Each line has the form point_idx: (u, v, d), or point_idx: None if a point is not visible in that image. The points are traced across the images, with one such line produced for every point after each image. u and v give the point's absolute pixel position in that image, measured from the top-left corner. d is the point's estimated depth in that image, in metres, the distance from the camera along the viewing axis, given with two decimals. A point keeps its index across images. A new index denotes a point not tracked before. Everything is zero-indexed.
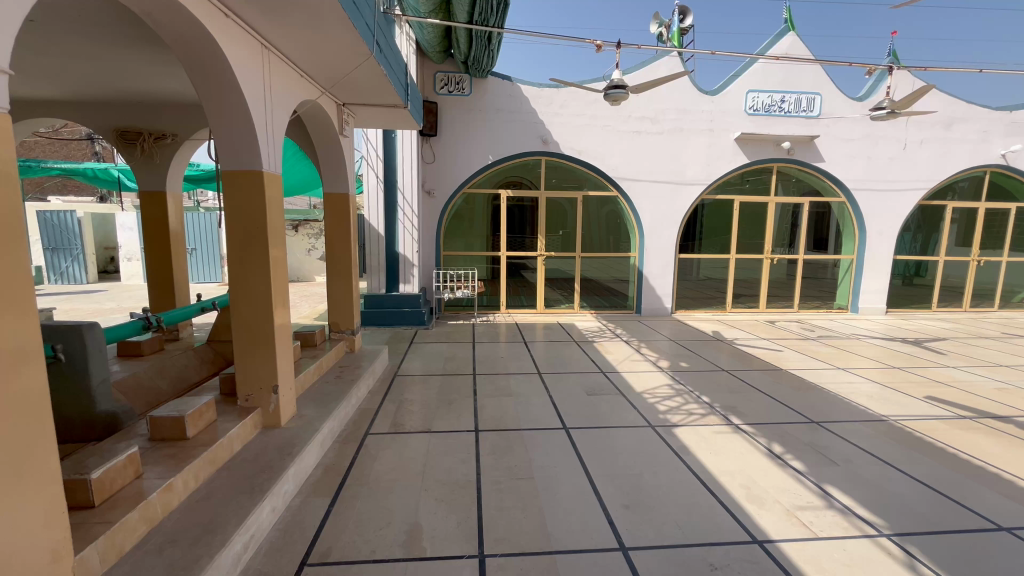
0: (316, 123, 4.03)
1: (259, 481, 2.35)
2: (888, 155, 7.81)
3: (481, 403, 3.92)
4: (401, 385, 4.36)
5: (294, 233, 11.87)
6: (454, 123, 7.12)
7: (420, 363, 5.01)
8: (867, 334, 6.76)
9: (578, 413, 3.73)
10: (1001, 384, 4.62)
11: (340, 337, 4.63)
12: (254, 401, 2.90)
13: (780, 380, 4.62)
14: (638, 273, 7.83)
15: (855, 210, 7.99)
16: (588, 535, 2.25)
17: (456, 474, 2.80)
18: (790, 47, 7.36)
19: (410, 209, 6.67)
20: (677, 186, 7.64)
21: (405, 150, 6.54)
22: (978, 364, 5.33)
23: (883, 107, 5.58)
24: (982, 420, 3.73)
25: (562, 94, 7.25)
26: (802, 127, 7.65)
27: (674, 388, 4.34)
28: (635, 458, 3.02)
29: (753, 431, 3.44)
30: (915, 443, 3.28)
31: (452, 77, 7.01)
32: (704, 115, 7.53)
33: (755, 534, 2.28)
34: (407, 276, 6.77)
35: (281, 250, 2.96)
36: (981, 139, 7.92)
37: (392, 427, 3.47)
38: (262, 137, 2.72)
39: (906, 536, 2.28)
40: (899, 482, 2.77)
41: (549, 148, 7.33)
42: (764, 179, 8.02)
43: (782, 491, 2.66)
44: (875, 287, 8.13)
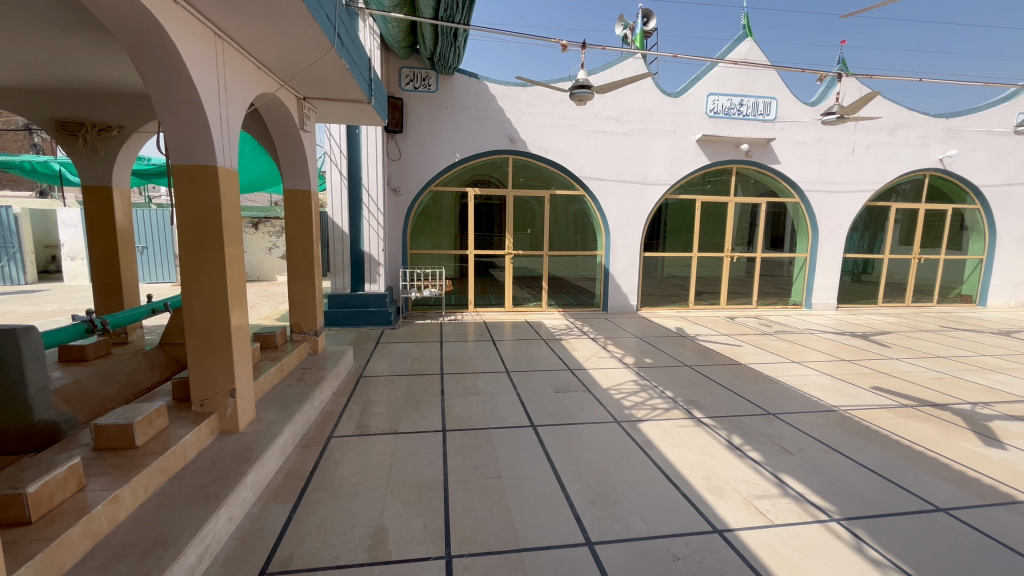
0: (275, 117, 3.90)
1: (215, 489, 2.26)
2: (838, 157, 8.21)
3: (448, 403, 3.89)
4: (367, 386, 4.28)
5: (253, 230, 11.45)
6: (420, 120, 7.03)
7: (387, 364, 4.94)
8: (819, 328, 7.09)
9: (545, 410, 3.75)
10: (940, 374, 4.93)
11: (302, 338, 4.49)
12: (210, 405, 2.78)
13: (739, 374, 4.80)
14: (604, 271, 7.95)
15: (808, 210, 8.35)
16: (555, 532, 2.27)
17: (423, 474, 2.78)
18: (748, 52, 7.63)
19: (375, 206, 6.54)
20: (641, 186, 7.80)
21: (370, 146, 6.41)
22: (919, 356, 5.67)
23: (833, 112, 5.86)
24: (923, 408, 3.97)
25: (528, 93, 7.26)
26: (760, 130, 7.94)
27: (638, 384, 4.43)
28: (601, 453, 3.07)
29: (714, 424, 3.56)
30: (864, 432, 3.46)
31: (418, 73, 6.92)
32: (668, 117, 7.71)
33: (715, 523, 2.36)
34: (372, 275, 6.61)
35: (239, 248, 2.85)
36: (921, 144, 8.42)
37: (356, 429, 3.40)
38: (217, 130, 2.60)
39: (853, 520, 2.41)
40: (848, 469, 2.91)
41: (516, 147, 7.34)
42: (724, 180, 8.30)
43: (740, 480, 2.76)
44: (826, 283, 8.54)
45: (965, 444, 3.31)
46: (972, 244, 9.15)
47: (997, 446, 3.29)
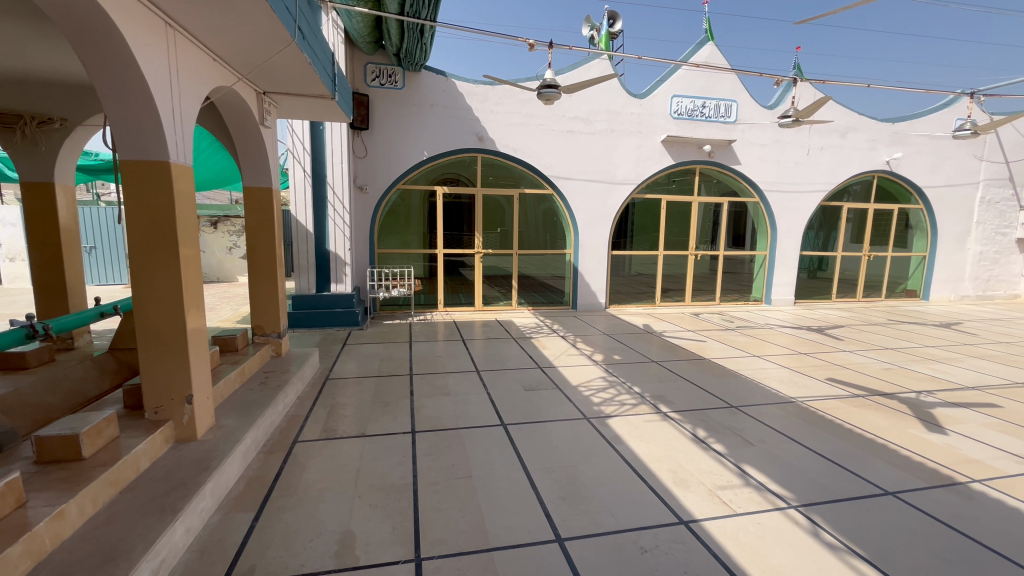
0: (232, 110, 3.75)
1: (171, 501, 2.16)
2: (794, 159, 8.56)
3: (418, 404, 3.85)
4: (334, 389, 4.18)
5: (212, 229, 10.99)
6: (386, 117, 6.91)
7: (354, 365, 4.84)
8: (778, 323, 7.39)
9: (515, 409, 3.76)
10: (888, 365, 5.22)
11: (265, 340, 4.34)
12: (166, 412, 2.66)
13: (703, 368, 4.95)
14: (574, 270, 8.02)
15: (767, 210, 8.67)
16: (525, 529, 2.29)
17: (392, 477, 2.74)
18: (709, 56, 7.85)
19: (341, 204, 6.40)
20: (609, 186, 7.91)
21: (335, 142, 6.26)
22: (869, 348, 5.98)
23: (789, 115, 6.09)
24: (873, 397, 4.19)
25: (496, 92, 7.24)
26: (721, 132, 8.19)
27: (607, 380, 4.51)
28: (571, 449, 3.10)
29: (680, 418, 3.64)
30: (819, 421, 3.62)
31: (384, 69, 6.79)
32: (634, 118, 7.84)
33: (681, 514, 2.42)
34: (338, 276, 6.48)
35: (194, 247, 2.73)
36: (870, 147, 8.87)
37: (323, 432, 3.32)
38: (169, 125, 2.49)
39: (810, 506, 2.51)
40: (805, 458, 3.04)
41: (484, 145, 7.31)
42: (689, 180, 8.50)
43: (704, 472, 2.84)
44: (784, 280, 8.90)
45: (910, 430, 3.51)
46: (916, 241, 9.70)
47: (939, 432, 3.50)
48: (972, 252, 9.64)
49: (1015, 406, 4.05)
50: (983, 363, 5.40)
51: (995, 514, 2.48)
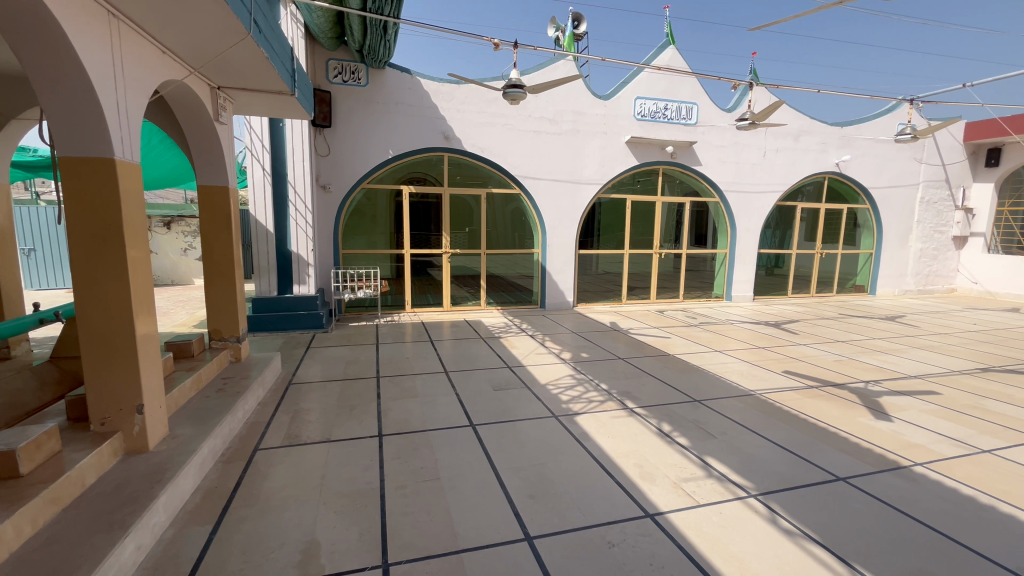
0: (184, 105, 3.58)
1: (120, 517, 2.04)
2: (752, 161, 8.88)
3: (385, 407, 3.78)
4: (297, 394, 4.06)
5: (165, 230, 10.50)
6: (350, 115, 6.77)
7: (319, 369, 4.72)
8: (738, 319, 7.65)
9: (483, 408, 3.75)
10: (839, 357, 5.49)
11: (223, 345, 4.17)
12: (113, 424, 2.51)
13: (667, 364, 5.07)
14: (542, 269, 8.07)
15: (727, 210, 8.96)
16: (494, 529, 2.28)
17: (358, 483, 2.68)
18: (671, 59, 8.05)
19: (302, 204, 6.22)
20: (575, 186, 7.99)
21: (295, 140, 6.08)
22: (822, 341, 6.28)
23: (747, 118, 6.31)
24: (826, 388, 4.39)
25: (462, 91, 7.21)
26: (683, 134, 8.41)
27: (575, 378, 4.55)
28: (540, 447, 3.12)
29: (646, 413, 3.72)
30: (777, 413, 3.76)
31: (347, 65, 6.65)
32: (599, 119, 7.95)
33: (647, 508, 2.47)
34: (301, 277, 6.30)
35: (144, 250, 2.60)
36: (821, 149, 9.30)
37: (286, 439, 3.22)
38: (114, 120, 2.36)
39: (768, 494, 2.61)
40: (764, 448, 3.15)
41: (451, 144, 7.25)
42: (653, 180, 8.68)
43: (669, 465, 2.91)
44: (743, 277, 9.22)
45: (860, 418, 3.70)
46: (863, 239, 10.23)
47: (886, 419, 3.71)
48: (913, 249, 10.26)
49: (952, 393, 4.34)
50: (925, 353, 5.75)
51: (935, 495, 2.64)
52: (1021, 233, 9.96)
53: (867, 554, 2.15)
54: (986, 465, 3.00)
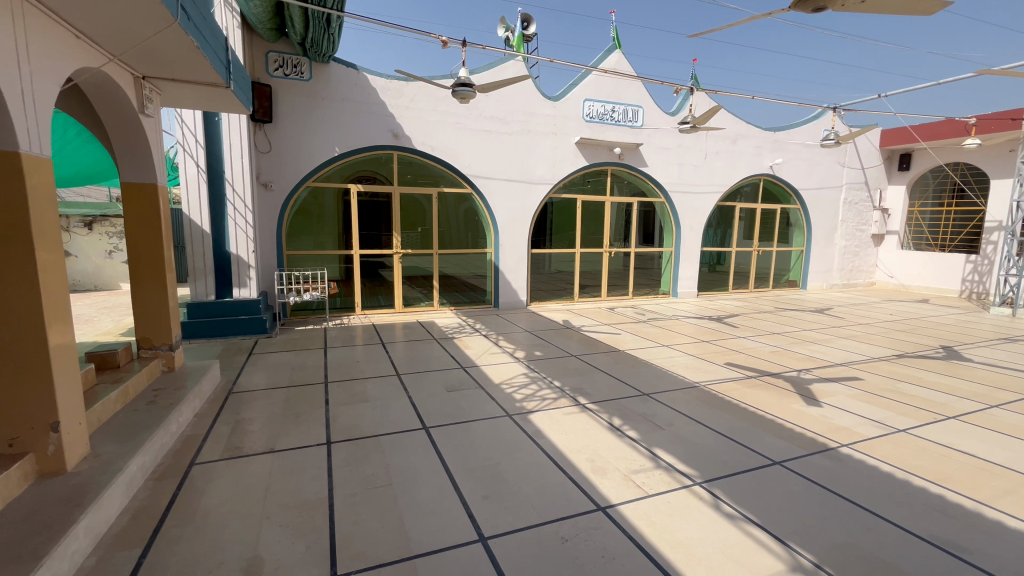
0: (104, 94, 3.31)
1: (32, 546, 1.86)
2: (694, 163, 9.28)
3: (334, 413, 3.65)
4: (239, 403, 3.85)
5: (86, 232, 9.69)
6: (292, 110, 6.49)
7: (263, 376, 4.49)
8: (684, 314, 7.97)
9: (437, 410, 3.71)
10: (775, 348, 5.84)
11: (153, 354, 3.88)
12: (23, 445, 2.28)
13: (618, 360, 5.21)
14: (495, 268, 8.06)
15: (672, 210, 9.30)
16: (448, 532, 2.26)
17: (305, 493, 2.57)
18: (617, 63, 8.27)
19: (242, 203, 5.90)
20: (527, 185, 8.04)
21: (233, 136, 5.76)
22: (759, 333, 6.65)
23: (688, 121, 6.56)
24: (763, 377, 4.67)
25: (411, 88, 7.07)
26: (630, 136, 8.67)
27: (529, 376, 4.59)
28: (494, 447, 3.12)
29: (597, 409, 3.80)
30: (719, 403, 3.95)
31: (288, 59, 6.38)
32: (549, 120, 8.05)
33: (599, 501, 2.52)
34: (241, 280, 5.96)
35: (57, 252, 2.38)
36: (756, 153, 9.86)
37: (226, 452, 3.04)
38: (19, 109, 2.13)
39: (712, 481, 2.74)
40: (708, 438, 3.29)
41: (400, 142, 7.11)
42: (602, 180, 8.87)
43: (620, 458, 2.99)
44: (688, 274, 9.62)
45: (793, 405, 3.95)
46: (795, 238, 10.93)
47: (816, 405, 3.98)
48: (839, 247, 11.09)
49: (873, 378, 4.73)
50: (849, 342, 6.23)
51: (858, 473, 2.87)
52: (929, 232, 11.03)
53: (800, 532, 2.30)
54: (901, 443, 3.28)
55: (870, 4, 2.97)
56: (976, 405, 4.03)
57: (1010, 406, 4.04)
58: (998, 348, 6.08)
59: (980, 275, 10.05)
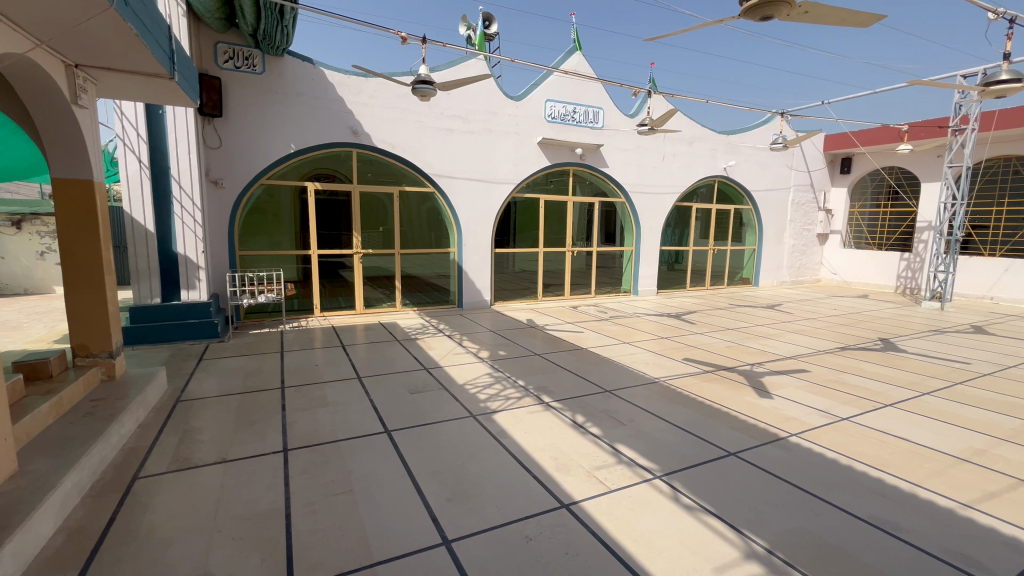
0: (30, 83, 3.06)
1: None
2: (653, 164, 9.52)
3: (290, 419, 3.52)
4: (187, 412, 3.65)
5: (14, 231, 8.98)
6: (243, 104, 6.22)
7: (214, 383, 4.28)
8: (645, 312, 8.16)
9: (400, 413, 3.65)
10: (730, 343, 6.07)
11: (91, 362, 3.62)
12: None
13: (580, 358, 5.28)
14: (458, 268, 7.98)
15: (632, 210, 9.50)
16: (410, 537, 2.22)
17: (260, 504, 2.47)
18: (577, 65, 8.38)
19: (189, 201, 5.60)
20: (489, 184, 8.02)
21: (179, 130, 5.46)
22: (715, 329, 6.90)
23: (647, 123, 6.70)
24: (720, 372, 4.84)
25: (370, 84, 6.92)
26: (591, 137, 8.80)
27: (492, 376, 4.58)
28: (457, 448, 3.09)
29: (561, 406, 3.84)
30: (677, 398, 4.07)
31: (239, 50, 6.11)
32: (511, 119, 8.06)
33: (563, 499, 2.54)
34: (190, 282, 5.67)
35: None
36: (711, 155, 10.22)
37: (173, 463, 2.88)
38: None
39: (671, 474, 2.81)
40: (668, 432, 3.38)
41: (359, 140, 6.93)
42: (565, 180, 8.96)
43: (583, 455, 3.03)
44: (648, 273, 9.86)
45: (747, 398, 4.11)
46: (748, 237, 11.40)
47: (768, 397, 4.16)
48: (787, 245, 11.65)
49: (819, 369, 5.00)
50: (797, 336, 6.56)
51: (806, 461, 3.02)
52: (868, 232, 11.74)
53: (753, 520, 2.39)
54: (845, 431, 3.48)
55: (812, 15, 3.14)
56: (910, 393, 4.32)
57: (939, 393, 4.36)
58: (930, 339, 6.53)
59: (913, 271, 10.79)
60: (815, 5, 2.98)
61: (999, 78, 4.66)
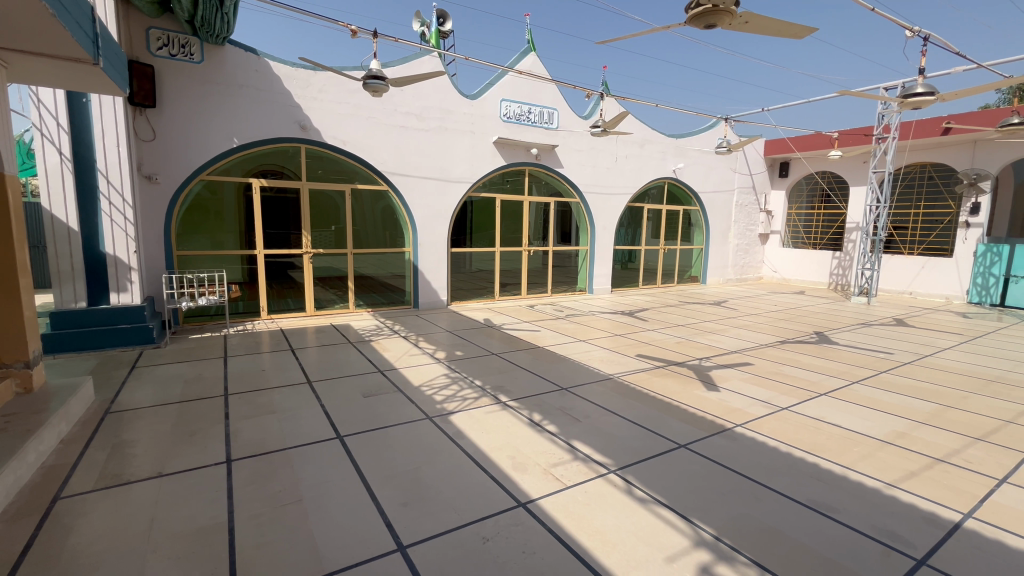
0: None
1: None
2: (606, 165, 9.74)
3: (235, 428, 3.35)
4: (117, 424, 3.38)
5: None
6: (180, 95, 5.85)
7: (149, 392, 4.00)
8: (600, 310, 8.33)
9: (353, 417, 3.54)
10: (680, 339, 6.29)
11: (5, 373, 3.29)
12: None
13: (537, 356, 5.32)
14: (413, 268, 7.84)
15: (587, 210, 9.67)
16: (364, 545, 2.15)
17: (200, 519, 2.33)
18: (532, 65, 8.43)
19: (119, 196, 5.19)
20: (445, 183, 7.94)
21: (105, 120, 5.06)
22: (666, 326, 7.14)
23: (599, 124, 6.82)
24: (671, 367, 5.01)
25: (320, 78, 6.68)
26: (545, 137, 8.89)
27: (449, 376, 4.54)
28: (413, 451, 3.04)
29: (518, 406, 3.85)
30: (631, 393, 4.17)
31: (174, 37, 5.73)
32: (466, 118, 8.00)
33: (520, 497, 2.55)
34: (121, 284, 5.27)
35: None
36: (661, 158, 10.57)
37: (102, 480, 2.67)
38: None
39: (625, 468, 2.88)
40: (622, 427, 3.46)
41: (308, 135, 6.67)
42: (521, 180, 9.01)
43: (540, 453, 3.05)
44: (602, 272, 10.08)
45: (696, 391, 4.28)
46: (695, 237, 11.88)
47: (715, 390, 4.34)
48: (732, 245, 12.23)
49: (761, 362, 5.27)
50: (741, 331, 6.89)
51: (750, 450, 3.17)
52: (804, 232, 12.50)
53: (702, 509, 2.48)
54: (785, 420, 3.69)
55: (752, 25, 3.30)
56: (842, 382, 4.64)
57: (866, 381, 4.70)
58: (858, 332, 7.03)
59: (843, 268, 11.63)
60: (755, 15, 3.13)
61: (916, 90, 5.07)
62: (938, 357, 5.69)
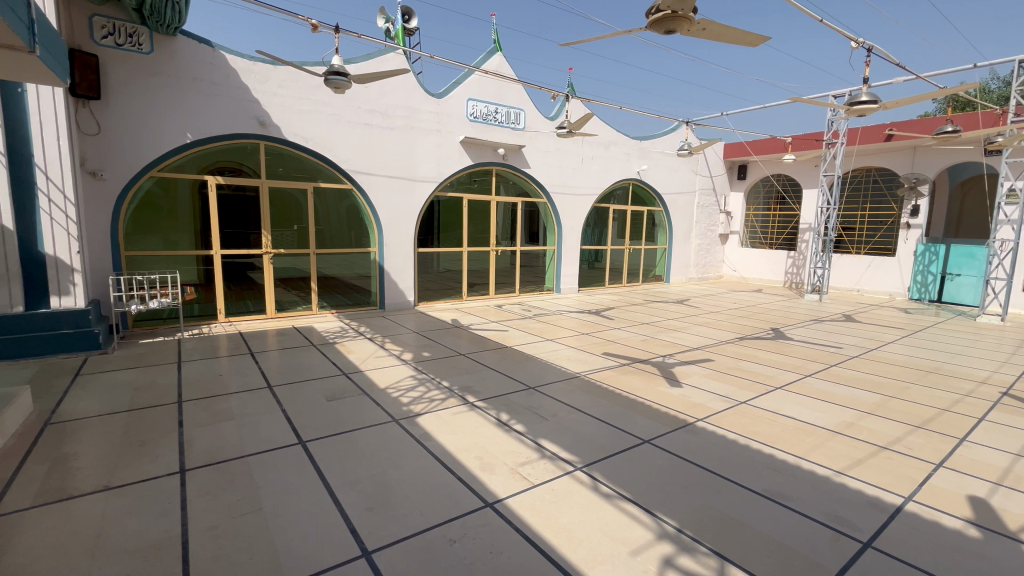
0: None
1: None
2: (572, 166, 9.85)
3: (189, 436, 3.20)
4: (59, 436, 3.18)
5: None
6: (127, 87, 5.55)
7: (95, 401, 3.78)
8: (567, 309, 8.42)
9: (316, 422, 3.45)
10: (645, 337, 6.43)
11: None
12: None
13: (505, 356, 5.33)
14: (379, 268, 7.69)
15: (554, 210, 9.75)
16: (327, 552, 2.10)
17: (151, 533, 2.22)
18: (498, 65, 8.44)
19: (59, 193, 4.86)
20: (411, 182, 7.84)
21: (42, 112, 4.74)
22: (631, 324, 7.28)
23: (565, 126, 6.87)
24: (636, 364, 5.12)
25: (279, 72, 6.47)
26: (512, 137, 8.91)
27: (416, 378, 4.48)
28: (379, 455, 2.98)
29: (485, 406, 3.84)
30: (597, 391, 4.24)
31: (120, 25, 5.43)
32: (432, 116, 7.93)
33: (487, 498, 2.55)
34: (62, 287, 4.94)
35: None
36: (626, 159, 10.78)
37: (43, 495, 2.50)
38: None
39: (591, 465, 2.92)
40: (588, 424, 3.51)
41: (267, 132, 6.46)
42: (488, 180, 9.00)
43: (507, 453, 3.05)
44: (569, 271, 10.19)
45: (660, 388, 4.38)
46: (659, 236, 12.17)
47: (678, 386, 4.46)
48: (693, 245, 12.61)
49: (721, 358, 5.46)
50: (702, 328, 7.11)
51: (711, 443, 3.27)
52: (761, 232, 13.00)
53: (665, 502, 2.55)
54: (744, 413, 3.82)
55: (709, 32, 3.40)
56: (795, 376, 4.86)
57: (818, 375, 4.93)
58: (811, 328, 7.37)
59: (798, 268, 12.20)
60: (711, 23, 3.24)
61: (861, 98, 5.35)
62: (882, 351, 6.03)
